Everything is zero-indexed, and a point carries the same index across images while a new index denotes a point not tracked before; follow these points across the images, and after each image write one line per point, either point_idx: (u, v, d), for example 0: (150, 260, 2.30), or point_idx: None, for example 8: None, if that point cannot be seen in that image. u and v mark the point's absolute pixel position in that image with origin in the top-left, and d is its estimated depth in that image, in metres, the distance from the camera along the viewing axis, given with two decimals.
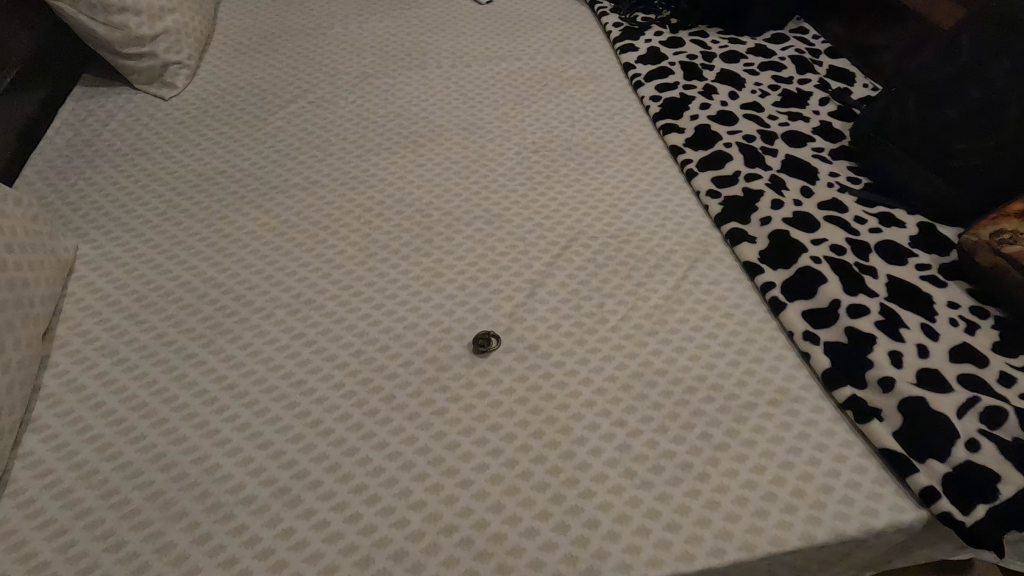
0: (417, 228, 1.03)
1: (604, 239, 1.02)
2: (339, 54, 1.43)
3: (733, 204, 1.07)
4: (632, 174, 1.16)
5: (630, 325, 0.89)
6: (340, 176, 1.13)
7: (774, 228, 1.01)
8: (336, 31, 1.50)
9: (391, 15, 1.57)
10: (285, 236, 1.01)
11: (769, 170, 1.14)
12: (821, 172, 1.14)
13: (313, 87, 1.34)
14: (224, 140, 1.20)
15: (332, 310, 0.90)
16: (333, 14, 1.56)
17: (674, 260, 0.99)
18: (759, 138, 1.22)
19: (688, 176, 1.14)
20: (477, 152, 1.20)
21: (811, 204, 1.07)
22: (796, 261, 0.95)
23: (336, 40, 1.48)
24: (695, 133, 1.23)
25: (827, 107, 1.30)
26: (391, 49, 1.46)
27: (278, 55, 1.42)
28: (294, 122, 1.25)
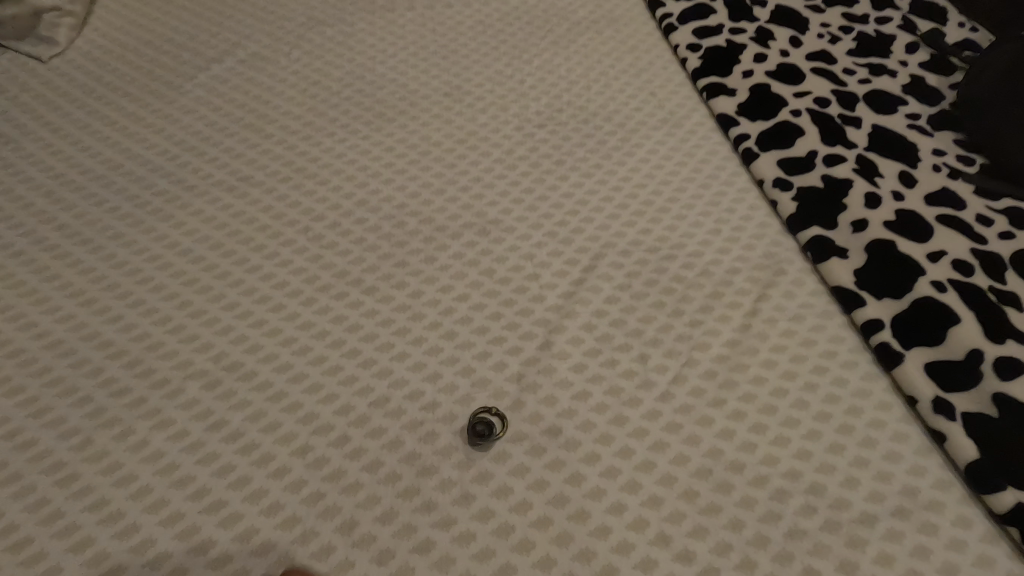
0: (386, 245, 0.76)
1: (640, 255, 0.75)
2: None
3: (811, 200, 0.79)
4: (670, 156, 0.87)
5: (686, 391, 0.63)
6: (279, 168, 0.84)
7: (873, 236, 0.74)
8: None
9: None
10: (203, 262, 0.73)
11: (854, 147, 0.85)
12: (922, 149, 0.85)
13: (244, 38, 1.01)
14: (121, 118, 0.88)
15: (268, 379, 0.64)
16: None
17: (738, 285, 0.72)
18: (835, 100, 0.92)
19: (746, 159, 0.85)
20: (465, 127, 0.91)
21: (917, 196, 0.79)
22: (909, 288, 0.69)
23: None
24: (751, 96, 0.93)
25: (917, 56, 1.00)
26: None
27: None
28: (218, 89, 0.93)
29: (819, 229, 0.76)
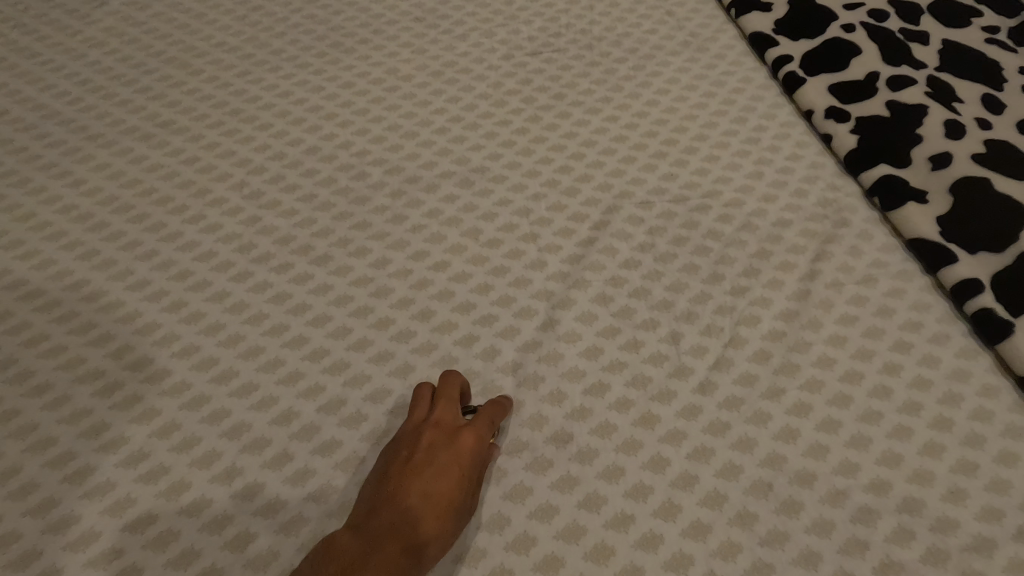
0: (343, 202, 0.60)
1: (663, 207, 0.60)
2: None
3: (875, 132, 0.63)
4: (695, 86, 0.71)
5: (731, 379, 0.49)
6: (210, 111, 0.67)
7: (958, 175, 0.58)
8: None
9: None
10: (107, 230, 0.57)
11: (922, 67, 0.69)
12: (1008, 66, 0.69)
13: None
14: (13, 54, 0.71)
15: (186, 380, 0.49)
16: None
17: (789, 241, 0.57)
18: (894, 12, 0.75)
19: (789, 87, 0.69)
20: (442, 56, 0.74)
21: (1008, 123, 0.63)
22: (1010, 239, 0.54)
23: None
24: (790, 10, 0.76)
25: None
26: None
27: None
28: (135, 18, 0.75)
29: (888, 168, 0.61)
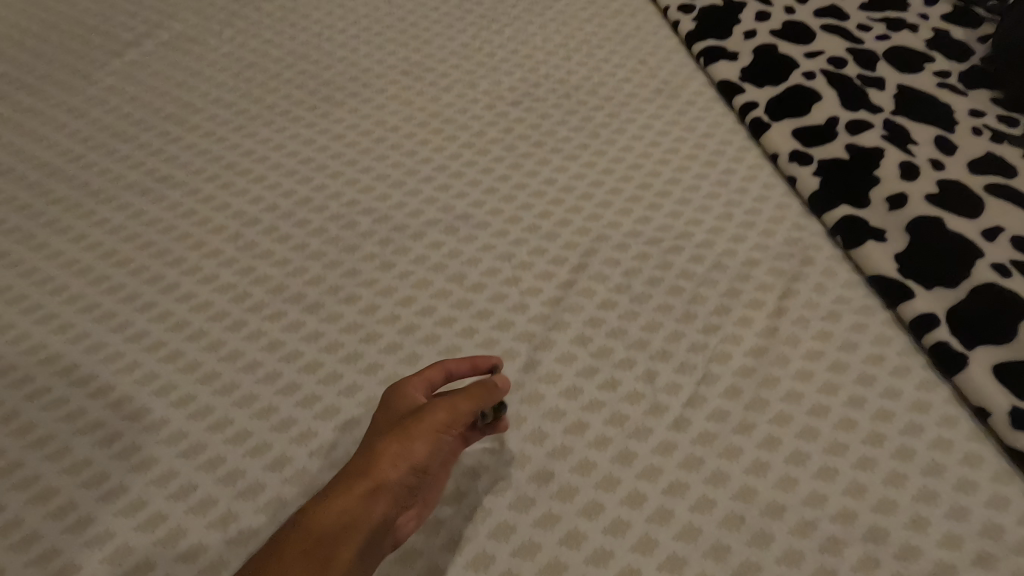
0: (335, 251, 0.63)
1: (639, 249, 0.63)
2: None
3: (836, 174, 0.67)
4: (669, 132, 0.75)
5: (705, 415, 0.51)
6: (208, 165, 0.70)
7: (913, 213, 0.62)
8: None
9: None
10: (108, 282, 0.60)
11: (879, 112, 0.73)
12: (958, 111, 0.74)
13: (169, 18, 0.87)
14: (18, 115, 0.74)
15: (182, 429, 0.51)
16: None
17: (758, 279, 0.60)
18: (851, 61, 0.80)
19: (755, 132, 0.73)
20: (427, 108, 0.78)
21: (959, 165, 0.67)
22: (964, 275, 0.57)
23: None
24: (755, 59, 0.81)
25: (938, 9, 0.89)
26: None
27: None
28: (137, 77, 0.79)
29: (848, 208, 0.64)
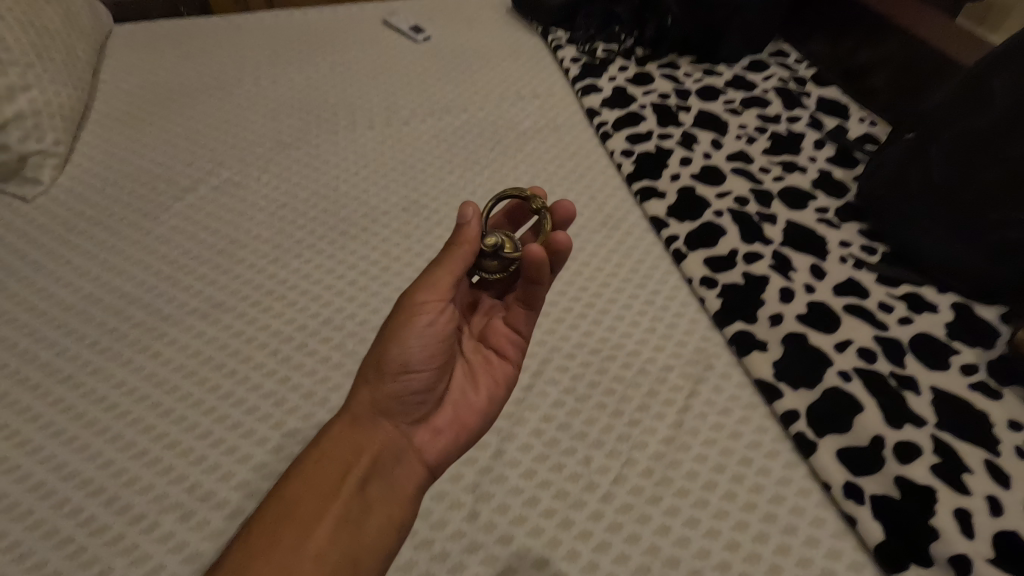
0: (351, 362, 0.82)
1: (583, 357, 0.82)
2: (250, 121, 1.19)
3: (733, 296, 0.88)
4: (611, 259, 0.96)
5: (626, 490, 0.69)
6: (252, 292, 0.91)
7: (787, 328, 0.83)
8: (246, 86, 1.26)
9: (312, 64, 1.33)
10: (177, 390, 0.78)
11: (770, 244, 0.96)
12: (831, 243, 0.96)
13: (219, 168, 1.10)
14: (101, 251, 0.95)
15: (239, 506, 0.69)
16: (241, 67, 1.31)
17: (672, 381, 0.79)
18: (753, 200, 1.03)
19: (676, 260, 0.95)
20: (422, 241, 0.99)
21: (826, 289, 0.89)
22: (819, 380, 0.77)
23: (247, 101, 1.23)
24: (678, 198, 1.04)
25: (824, 151, 1.14)
26: (314, 108, 1.23)
27: (175, 125, 1.17)
28: (195, 218, 1.01)
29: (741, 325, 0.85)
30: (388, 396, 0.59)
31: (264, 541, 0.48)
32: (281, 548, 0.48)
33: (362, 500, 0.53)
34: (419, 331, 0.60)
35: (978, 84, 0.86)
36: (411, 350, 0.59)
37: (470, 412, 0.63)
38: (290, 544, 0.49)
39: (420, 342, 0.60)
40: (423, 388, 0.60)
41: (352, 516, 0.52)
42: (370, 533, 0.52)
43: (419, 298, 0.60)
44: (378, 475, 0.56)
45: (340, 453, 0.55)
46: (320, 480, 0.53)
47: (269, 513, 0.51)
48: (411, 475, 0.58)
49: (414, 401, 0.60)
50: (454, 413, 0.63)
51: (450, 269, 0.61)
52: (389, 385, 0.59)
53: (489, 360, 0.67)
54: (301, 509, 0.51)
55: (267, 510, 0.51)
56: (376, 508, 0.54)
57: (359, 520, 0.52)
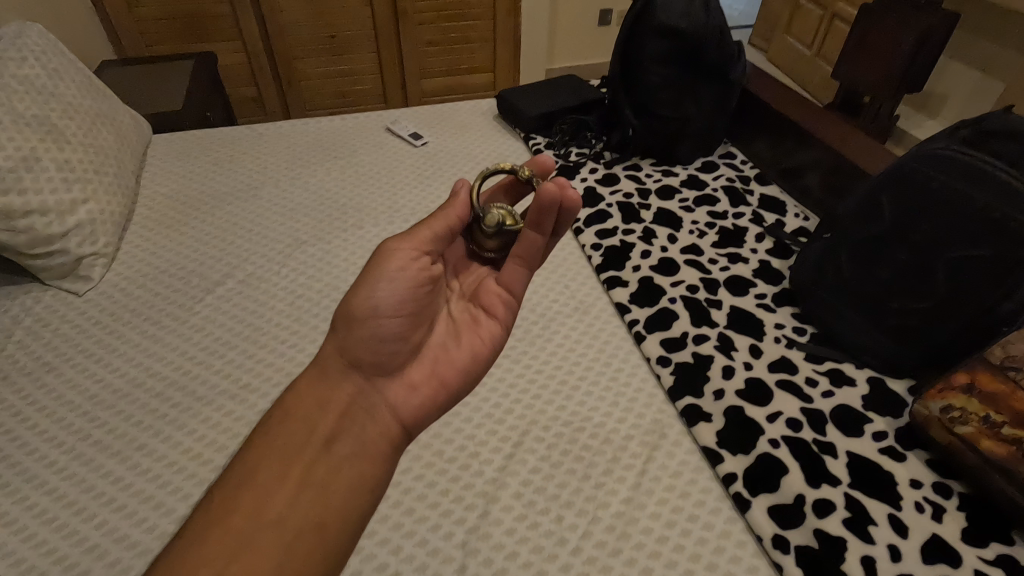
0: None
1: (557, 429, 0.96)
2: (270, 220, 1.37)
3: (684, 373, 1.05)
4: (580, 341, 1.10)
5: (592, 544, 0.82)
6: (273, 375, 1.05)
7: (728, 402, 1.01)
8: (268, 187, 1.46)
9: (323, 167, 1.53)
10: (210, 462, 0.91)
11: (716, 327, 1.16)
12: (767, 326, 1.17)
13: (243, 262, 1.27)
14: (143, 339, 1.10)
15: None
16: (263, 172, 1.51)
17: (631, 449, 0.93)
18: (702, 288, 1.24)
19: (636, 341, 1.12)
20: None
21: (762, 366, 1.09)
22: (754, 446, 0.95)
23: (267, 202, 1.42)
24: (639, 286, 1.23)
25: (764, 243, 1.36)
26: (326, 208, 1.42)
27: (204, 225, 1.35)
28: (224, 309, 1.17)
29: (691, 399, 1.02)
30: (360, 348, 0.72)
31: (252, 468, 0.61)
32: (264, 475, 0.60)
33: (336, 437, 0.65)
34: (388, 290, 0.73)
35: (867, 200, 1.13)
36: (386, 303, 0.73)
37: (448, 368, 0.75)
38: (273, 472, 0.61)
39: (397, 294, 0.73)
40: (397, 338, 0.73)
41: (326, 451, 0.63)
42: (344, 463, 0.63)
43: (393, 259, 0.75)
44: (354, 416, 0.68)
45: (317, 398, 0.68)
46: (298, 419, 0.65)
47: (255, 448, 0.63)
48: (382, 419, 0.69)
49: (384, 352, 0.72)
50: (431, 368, 0.75)
51: (433, 228, 0.77)
52: (360, 338, 0.72)
53: (475, 321, 0.80)
54: (282, 444, 0.63)
55: (256, 443, 0.63)
56: (349, 442, 0.65)
57: (332, 453, 0.64)
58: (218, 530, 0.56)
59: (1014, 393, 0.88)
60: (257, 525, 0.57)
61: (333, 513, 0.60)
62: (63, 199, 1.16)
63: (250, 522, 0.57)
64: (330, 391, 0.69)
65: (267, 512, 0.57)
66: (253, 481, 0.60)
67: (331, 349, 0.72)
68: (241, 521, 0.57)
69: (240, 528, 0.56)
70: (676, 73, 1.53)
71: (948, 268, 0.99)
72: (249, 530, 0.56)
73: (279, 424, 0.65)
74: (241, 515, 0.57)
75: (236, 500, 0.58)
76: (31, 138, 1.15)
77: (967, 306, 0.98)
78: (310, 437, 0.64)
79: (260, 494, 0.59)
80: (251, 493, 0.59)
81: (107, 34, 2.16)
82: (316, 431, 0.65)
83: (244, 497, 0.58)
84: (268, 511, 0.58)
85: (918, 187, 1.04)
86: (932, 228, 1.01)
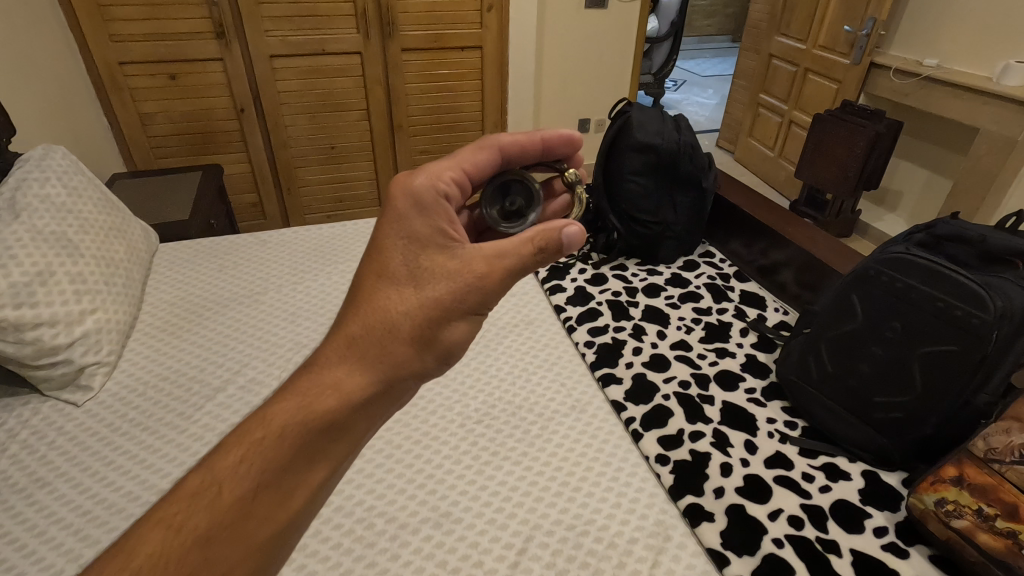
0: (359, 546, 0.91)
1: (561, 533, 0.94)
2: (273, 321, 1.41)
3: (684, 471, 1.10)
4: (579, 439, 1.11)
5: None
6: None
7: (728, 501, 1.04)
8: (272, 291, 1.51)
9: (326, 270, 1.60)
10: None
11: (710, 423, 1.20)
12: (760, 420, 1.21)
13: (244, 365, 1.28)
14: (140, 450, 1.08)
15: None
16: (268, 276, 1.57)
17: (638, 552, 0.92)
18: (694, 383, 1.29)
19: (634, 439, 1.14)
20: (419, 427, 1.12)
21: (758, 462, 1.11)
22: (759, 547, 0.97)
23: (270, 304, 1.46)
24: (633, 382, 1.30)
25: (748, 337, 1.43)
26: (327, 308, 1.45)
27: (207, 330, 1.38)
28: (223, 414, 1.15)
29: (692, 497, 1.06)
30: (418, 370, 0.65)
31: (275, 459, 0.55)
32: (291, 473, 0.56)
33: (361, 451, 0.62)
34: (468, 311, 0.67)
35: (841, 299, 1.21)
36: (454, 326, 0.67)
37: None
38: (301, 473, 0.56)
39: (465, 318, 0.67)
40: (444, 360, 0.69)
41: (349, 462, 0.61)
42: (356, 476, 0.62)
43: (483, 276, 0.66)
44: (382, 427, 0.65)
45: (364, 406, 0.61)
46: (339, 425, 0.59)
47: (285, 435, 0.56)
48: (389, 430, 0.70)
49: (436, 371, 0.68)
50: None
51: (512, 267, 0.67)
52: (425, 354, 0.65)
53: None
54: (317, 444, 0.57)
55: (288, 430, 0.56)
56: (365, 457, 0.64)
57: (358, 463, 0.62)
58: (230, 534, 0.51)
59: (1000, 485, 0.92)
60: (271, 530, 0.53)
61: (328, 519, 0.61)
62: (71, 309, 1.20)
63: (267, 528, 0.53)
64: (377, 406, 0.62)
65: (282, 519, 0.54)
66: (278, 480, 0.55)
67: (393, 352, 0.63)
68: (257, 523, 0.53)
69: (255, 532, 0.52)
70: (654, 184, 1.67)
71: (922, 362, 1.06)
72: (261, 533, 0.53)
73: (323, 421, 0.57)
74: (258, 516, 0.53)
75: (256, 495, 0.53)
76: (47, 253, 1.21)
77: (944, 400, 1.04)
78: (341, 445, 0.59)
79: (283, 493, 0.55)
80: (272, 492, 0.54)
81: (120, 150, 2.30)
82: (351, 440, 0.60)
83: (264, 496, 0.54)
84: (287, 515, 0.54)
85: (883, 287, 1.13)
86: (904, 325, 1.09)
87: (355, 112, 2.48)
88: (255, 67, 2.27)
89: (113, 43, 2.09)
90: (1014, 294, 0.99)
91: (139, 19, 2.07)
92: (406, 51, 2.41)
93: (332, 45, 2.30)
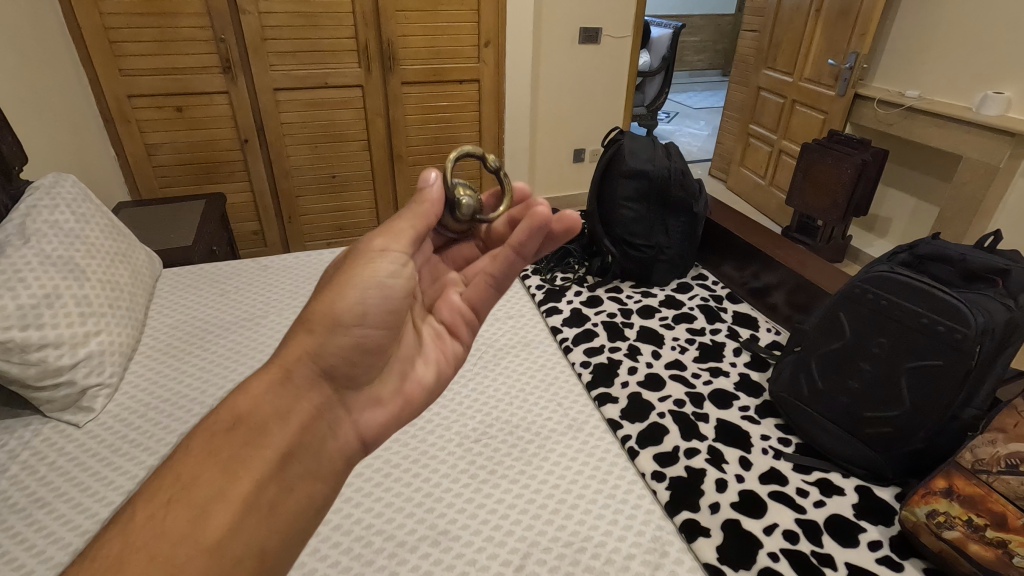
0: (357, 564, 0.92)
1: (558, 550, 0.95)
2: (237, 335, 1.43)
3: (678, 488, 1.11)
4: (575, 458, 1.12)
5: None
6: None
7: (724, 517, 1.05)
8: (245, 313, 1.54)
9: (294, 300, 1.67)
10: None
11: (705, 440, 1.21)
12: (754, 437, 1.22)
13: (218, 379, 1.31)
14: (140, 470, 1.08)
15: None
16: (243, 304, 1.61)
17: (634, 569, 0.92)
18: (688, 402, 1.31)
19: (630, 456, 1.15)
20: (419, 446, 1.14)
21: (753, 478, 1.13)
22: (755, 560, 0.98)
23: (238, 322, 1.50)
24: (629, 401, 1.32)
25: (741, 357, 1.46)
26: None
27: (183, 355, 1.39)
28: None
29: (688, 514, 1.07)
30: (328, 357, 0.66)
31: (195, 472, 0.54)
32: (208, 481, 0.54)
33: (291, 456, 0.60)
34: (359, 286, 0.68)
35: (829, 317, 1.23)
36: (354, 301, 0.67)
37: (417, 387, 0.75)
38: (218, 486, 0.54)
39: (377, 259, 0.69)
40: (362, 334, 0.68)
41: (280, 470, 0.58)
42: (298, 487, 0.60)
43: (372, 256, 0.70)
44: (315, 432, 0.63)
45: (278, 411, 0.61)
46: (251, 423, 0.59)
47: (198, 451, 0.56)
48: (343, 441, 0.67)
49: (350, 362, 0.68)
50: (399, 386, 0.73)
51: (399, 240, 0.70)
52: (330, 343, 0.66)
53: (441, 339, 0.80)
54: (232, 451, 0.56)
55: (199, 442, 0.57)
56: (311, 469, 0.62)
57: (296, 476, 0.60)
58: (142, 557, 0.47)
59: (989, 496, 0.94)
60: (191, 551, 0.49)
61: (270, 538, 0.55)
62: (75, 331, 1.22)
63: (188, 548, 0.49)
64: (288, 398, 0.62)
65: (204, 533, 0.51)
66: (193, 493, 0.53)
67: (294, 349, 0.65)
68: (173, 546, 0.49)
69: (168, 544, 0.49)
70: (646, 210, 1.72)
71: (909, 377, 1.08)
72: (181, 555, 0.49)
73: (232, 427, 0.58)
74: (172, 532, 0.49)
75: (168, 511, 0.51)
76: (55, 277, 1.23)
77: (932, 413, 1.06)
78: (266, 451, 0.58)
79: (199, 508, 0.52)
80: (188, 510, 0.51)
81: (125, 180, 2.35)
82: (272, 445, 0.58)
83: (179, 508, 0.51)
84: (211, 529, 0.51)
85: (868, 306, 1.16)
86: (889, 342, 1.12)
87: (355, 143, 2.55)
88: (260, 100, 2.34)
89: (123, 77, 2.16)
90: (994, 310, 1.02)
91: (147, 55, 2.15)
92: (406, 84, 2.49)
93: (334, 79, 2.38)
